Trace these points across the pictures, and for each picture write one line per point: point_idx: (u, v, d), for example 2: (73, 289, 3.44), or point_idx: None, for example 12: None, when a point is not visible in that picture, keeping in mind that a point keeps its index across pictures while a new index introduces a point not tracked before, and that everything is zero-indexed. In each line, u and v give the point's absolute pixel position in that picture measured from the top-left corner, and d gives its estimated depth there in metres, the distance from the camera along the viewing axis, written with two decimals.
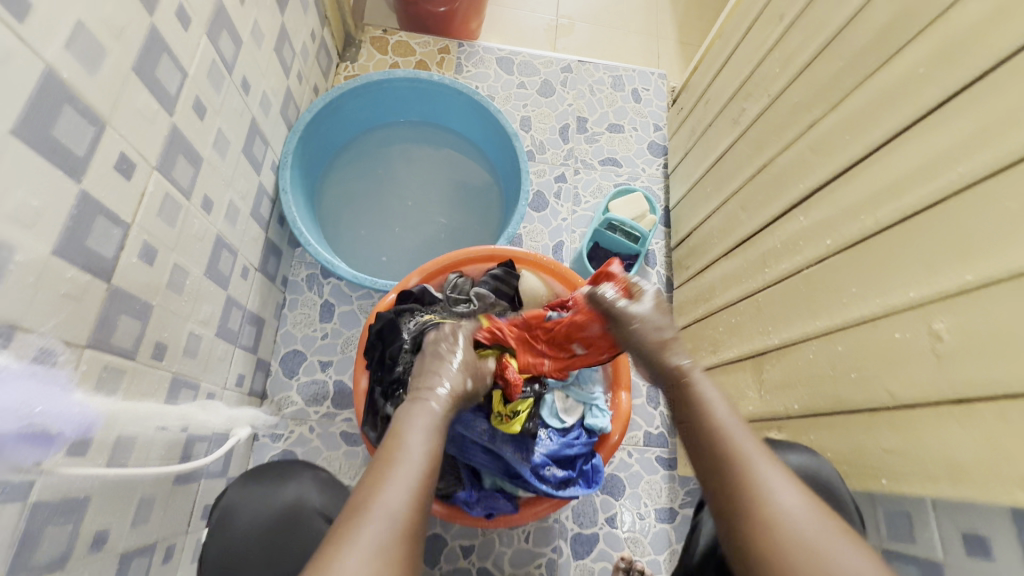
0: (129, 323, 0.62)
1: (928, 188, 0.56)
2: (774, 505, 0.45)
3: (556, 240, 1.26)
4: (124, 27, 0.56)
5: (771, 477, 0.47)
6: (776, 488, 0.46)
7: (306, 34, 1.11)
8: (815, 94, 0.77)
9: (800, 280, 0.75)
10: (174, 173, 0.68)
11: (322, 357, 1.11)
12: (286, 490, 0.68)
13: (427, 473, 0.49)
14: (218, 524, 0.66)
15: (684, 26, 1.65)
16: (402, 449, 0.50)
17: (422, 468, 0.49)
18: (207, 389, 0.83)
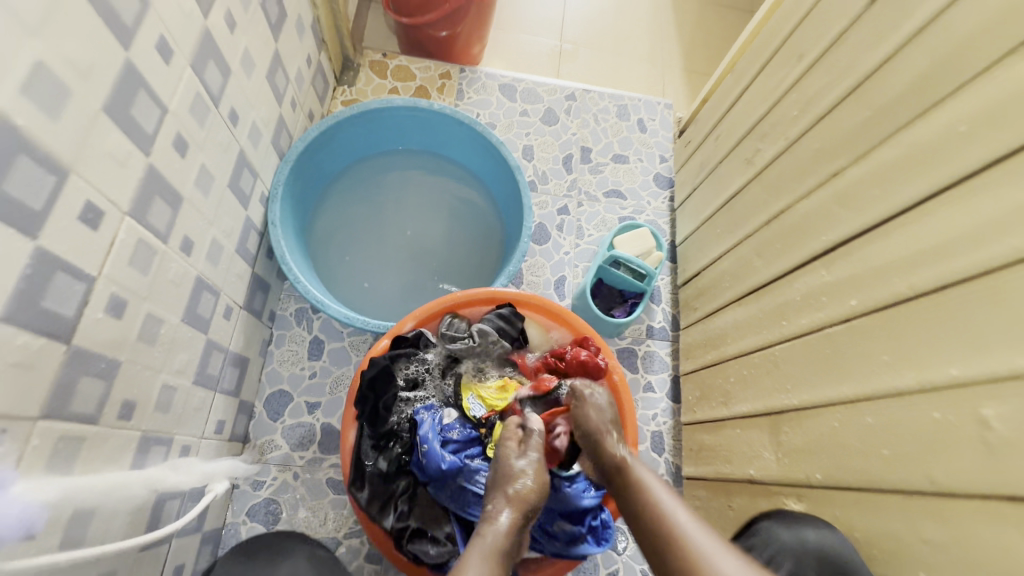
0: (90, 386, 0.56)
1: (968, 258, 0.52)
2: None
3: (558, 275, 1.21)
4: (94, 65, 0.51)
5: None
6: None
7: (302, 59, 1.07)
8: (837, 142, 0.72)
9: (821, 340, 0.70)
10: (148, 217, 0.63)
11: (310, 398, 1.05)
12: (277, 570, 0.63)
13: (498, 556, 0.57)
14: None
15: (690, 54, 1.62)
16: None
17: None
18: (181, 443, 0.76)
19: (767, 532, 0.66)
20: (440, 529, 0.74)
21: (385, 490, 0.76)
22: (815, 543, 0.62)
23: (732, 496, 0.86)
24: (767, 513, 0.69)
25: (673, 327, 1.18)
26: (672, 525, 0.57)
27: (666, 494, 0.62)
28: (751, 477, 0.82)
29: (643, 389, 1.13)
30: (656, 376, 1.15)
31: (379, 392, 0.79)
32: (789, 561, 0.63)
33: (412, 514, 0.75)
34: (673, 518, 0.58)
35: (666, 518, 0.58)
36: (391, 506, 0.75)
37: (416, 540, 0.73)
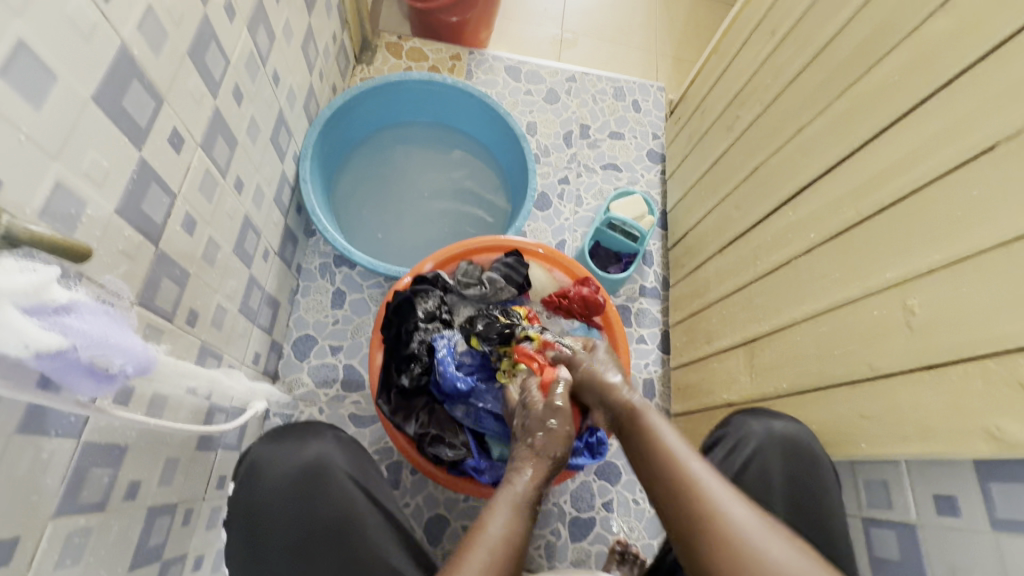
0: (170, 287, 0.66)
1: (901, 183, 0.64)
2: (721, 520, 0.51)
3: (558, 239, 1.32)
4: (183, 14, 0.62)
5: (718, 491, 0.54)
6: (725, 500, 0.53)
7: (328, 35, 1.18)
8: (803, 102, 0.84)
9: (788, 271, 0.82)
10: (213, 152, 0.73)
11: (333, 342, 1.15)
12: (309, 447, 0.72)
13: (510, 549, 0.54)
14: (247, 477, 0.70)
15: (682, 44, 1.75)
16: (484, 537, 0.54)
17: (499, 549, 0.54)
18: (229, 362, 0.87)
19: (737, 421, 0.77)
20: (456, 437, 0.86)
21: (407, 404, 0.87)
22: (782, 431, 0.73)
23: (713, 420, 0.97)
24: (744, 410, 0.80)
25: (664, 286, 1.29)
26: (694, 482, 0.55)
27: (678, 444, 0.60)
28: (730, 401, 0.93)
29: (636, 340, 1.23)
30: (647, 329, 1.25)
31: (404, 319, 0.89)
32: (758, 438, 0.73)
33: (431, 425, 0.86)
34: (686, 466, 0.56)
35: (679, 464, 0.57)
36: (413, 417, 0.85)
37: (434, 445, 0.84)
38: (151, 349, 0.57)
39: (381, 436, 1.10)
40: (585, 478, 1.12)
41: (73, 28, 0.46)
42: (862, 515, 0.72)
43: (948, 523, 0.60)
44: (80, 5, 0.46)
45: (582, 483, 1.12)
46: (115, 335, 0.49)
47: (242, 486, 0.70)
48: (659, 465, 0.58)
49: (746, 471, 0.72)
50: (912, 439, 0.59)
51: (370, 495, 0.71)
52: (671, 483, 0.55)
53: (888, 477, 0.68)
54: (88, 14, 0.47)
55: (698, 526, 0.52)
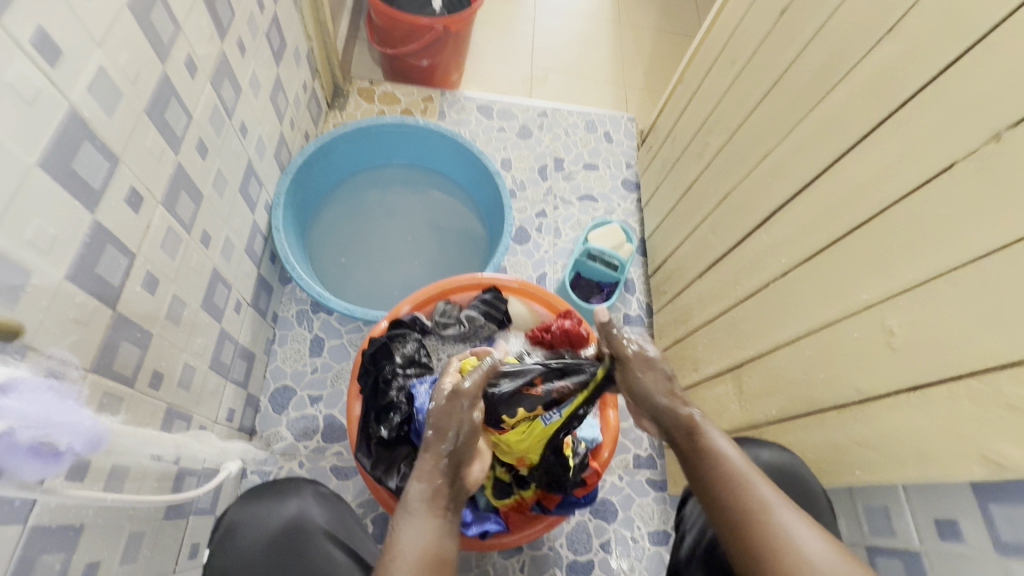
0: (130, 350, 0.63)
1: (865, 206, 0.64)
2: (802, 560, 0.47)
3: (539, 272, 1.31)
4: (139, 73, 0.61)
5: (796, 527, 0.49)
6: (801, 534, 0.49)
7: (298, 84, 1.18)
8: (766, 128, 0.85)
9: (768, 293, 0.81)
10: (177, 208, 0.72)
11: (312, 392, 1.11)
12: (284, 506, 0.68)
13: (430, 557, 0.49)
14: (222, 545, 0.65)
15: (649, 75, 1.80)
16: (403, 548, 0.49)
17: (422, 559, 0.49)
18: (199, 422, 0.83)
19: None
20: None
21: (388, 456, 0.82)
22: (770, 460, 0.69)
23: None
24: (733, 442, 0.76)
25: (649, 314, 1.28)
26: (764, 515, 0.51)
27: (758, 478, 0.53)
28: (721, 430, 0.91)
29: None
30: None
31: (380, 367, 0.86)
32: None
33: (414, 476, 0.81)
34: (752, 484, 0.53)
35: (744, 487, 0.53)
36: (395, 469, 0.81)
37: None
38: (99, 423, 0.56)
39: (365, 489, 1.06)
40: (581, 519, 1.08)
41: (15, 96, 0.45)
42: (867, 543, 0.68)
43: (954, 549, 0.57)
44: (22, 72, 0.46)
45: (578, 524, 1.07)
46: (56, 414, 0.48)
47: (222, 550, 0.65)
48: (722, 499, 0.53)
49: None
50: (907, 465, 0.57)
51: (356, 554, 0.66)
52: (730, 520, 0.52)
53: (889, 502, 0.64)
54: (32, 80, 0.46)
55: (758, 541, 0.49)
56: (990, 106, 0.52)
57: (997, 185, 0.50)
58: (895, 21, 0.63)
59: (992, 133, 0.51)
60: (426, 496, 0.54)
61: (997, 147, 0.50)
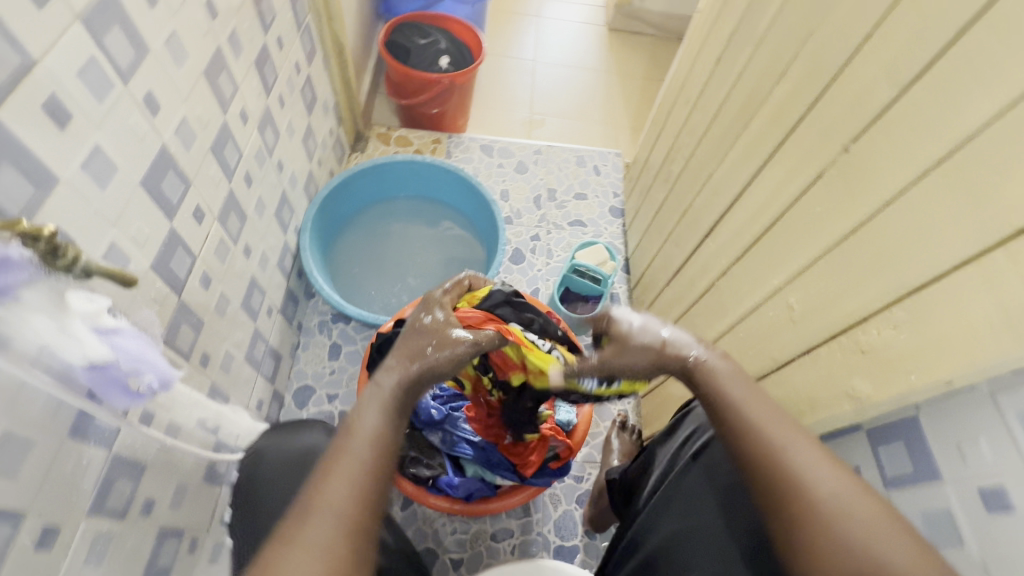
0: (188, 331, 0.80)
1: (773, 210, 0.79)
2: (814, 493, 0.52)
3: (532, 288, 1.47)
4: (208, 121, 0.81)
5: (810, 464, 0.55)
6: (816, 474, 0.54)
7: (326, 130, 1.41)
8: (710, 154, 1.01)
9: (714, 292, 0.95)
10: (228, 224, 0.91)
11: (330, 391, 1.27)
12: (298, 438, 0.81)
13: (377, 449, 0.56)
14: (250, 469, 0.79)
15: (636, 117, 2.00)
16: (357, 433, 0.57)
17: (370, 451, 0.56)
18: (235, 404, 0.99)
19: (694, 410, 0.78)
20: (433, 457, 0.95)
21: None
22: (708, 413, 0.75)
23: None
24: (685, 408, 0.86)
25: None
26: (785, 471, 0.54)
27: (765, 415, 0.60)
28: None
29: None
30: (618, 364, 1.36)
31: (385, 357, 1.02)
32: (710, 424, 0.73)
33: (410, 447, 0.94)
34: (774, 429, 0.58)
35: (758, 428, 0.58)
36: None
37: (414, 465, 0.93)
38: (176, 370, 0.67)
39: None
40: (567, 507, 1.18)
41: (131, 136, 0.65)
42: None
43: None
44: (137, 119, 0.65)
45: (565, 512, 1.17)
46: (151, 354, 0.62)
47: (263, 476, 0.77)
48: (739, 437, 0.59)
49: (696, 462, 0.71)
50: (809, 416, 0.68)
51: None
52: (745, 450, 0.58)
53: None
54: (142, 125, 0.66)
55: (773, 471, 0.55)
56: (833, 131, 0.67)
57: (848, 186, 0.64)
58: (786, 66, 0.78)
59: (841, 146, 0.65)
60: (387, 394, 0.61)
61: (845, 158, 0.65)
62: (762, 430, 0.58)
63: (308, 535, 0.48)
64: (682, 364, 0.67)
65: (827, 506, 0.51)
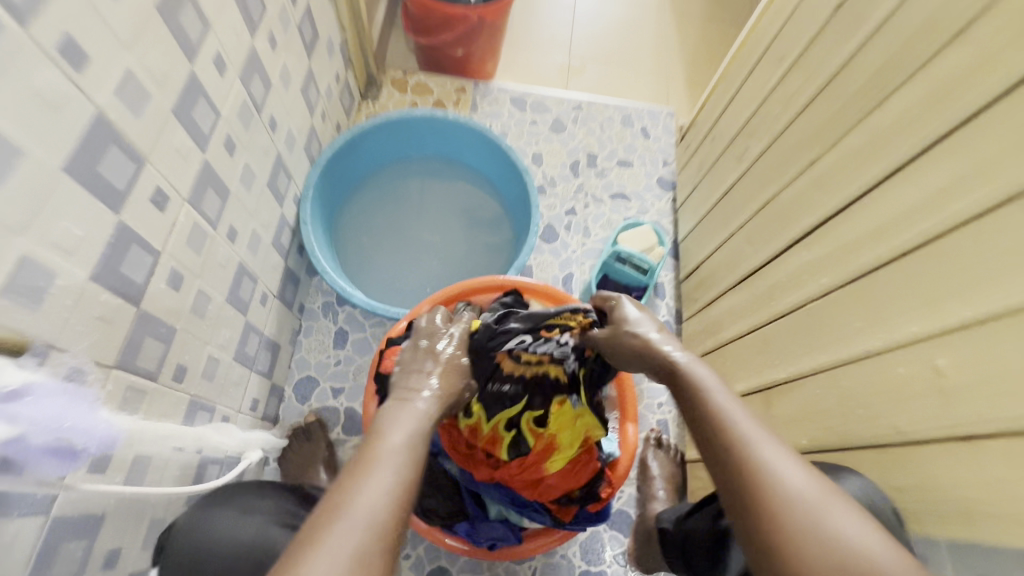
0: (153, 346, 0.65)
1: (918, 229, 0.58)
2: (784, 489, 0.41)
3: (565, 272, 1.28)
4: (168, 74, 0.61)
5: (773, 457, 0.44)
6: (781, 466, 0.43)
7: (331, 76, 1.18)
8: (816, 133, 0.79)
9: (802, 314, 0.76)
10: (203, 205, 0.73)
11: (335, 384, 1.13)
12: (242, 512, 0.66)
13: (410, 455, 0.48)
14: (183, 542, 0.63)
15: (691, 66, 1.71)
16: (385, 438, 0.49)
17: (404, 456, 0.47)
18: (222, 413, 0.85)
19: None
20: None
21: None
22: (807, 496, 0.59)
23: None
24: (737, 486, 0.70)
25: (677, 320, 1.24)
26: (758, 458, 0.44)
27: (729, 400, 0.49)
28: None
29: (648, 378, 1.18)
30: None
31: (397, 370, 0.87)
32: None
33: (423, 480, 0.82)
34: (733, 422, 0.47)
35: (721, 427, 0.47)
36: None
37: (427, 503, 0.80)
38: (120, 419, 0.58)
39: None
40: (595, 528, 1.06)
41: (42, 103, 0.46)
42: None
43: None
44: (49, 78, 0.46)
45: (592, 534, 1.05)
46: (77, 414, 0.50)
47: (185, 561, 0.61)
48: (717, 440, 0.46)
49: None
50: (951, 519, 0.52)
51: None
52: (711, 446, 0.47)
53: None
54: (58, 85, 0.47)
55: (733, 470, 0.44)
56: None
57: None
58: (968, 22, 0.55)
59: None
60: (412, 414, 0.53)
61: None
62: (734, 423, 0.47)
63: (333, 538, 0.39)
64: (661, 361, 0.57)
65: (798, 502, 0.41)
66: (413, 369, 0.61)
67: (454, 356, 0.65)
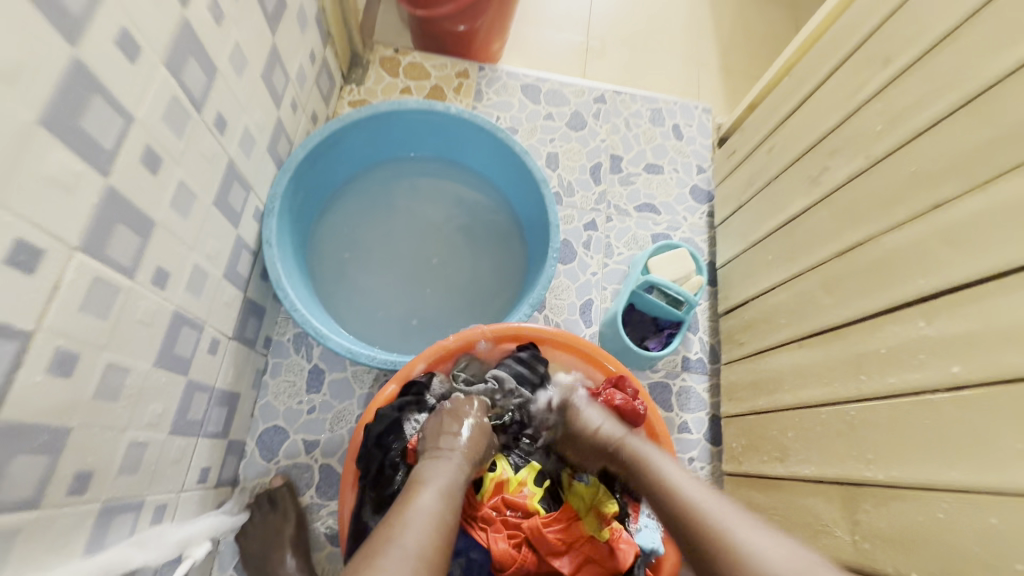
0: (27, 465, 0.45)
1: None
2: None
3: (584, 299, 1.09)
4: (25, 67, 0.40)
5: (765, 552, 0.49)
6: (773, 558, 0.48)
7: (304, 55, 0.95)
8: (945, 164, 0.60)
9: (920, 407, 0.59)
10: (109, 249, 0.52)
11: (308, 436, 0.94)
12: None
13: (439, 527, 0.52)
14: None
15: (727, 52, 1.49)
16: (414, 514, 0.52)
17: (428, 535, 0.51)
18: (154, 506, 0.66)
19: None
20: None
21: None
22: None
23: None
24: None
25: (712, 359, 1.06)
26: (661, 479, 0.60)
27: (702, 496, 0.56)
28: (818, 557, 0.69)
29: (678, 429, 1.00)
30: (692, 416, 1.02)
31: (387, 449, 0.68)
32: None
33: None
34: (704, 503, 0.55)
35: (676, 492, 0.58)
36: None
37: None
38: None
39: None
40: None
41: None
42: None
43: None
44: None
45: None
46: None
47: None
48: (693, 527, 0.54)
49: None
50: None
51: None
52: None
53: None
54: None
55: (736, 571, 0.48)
56: None
57: None
58: None
59: None
60: (449, 470, 0.60)
61: None
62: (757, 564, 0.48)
63: None
64: (616, 445, 0.67)
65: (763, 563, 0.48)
66: (443, 428, 0.65)
67: (477, 426, 0.66)
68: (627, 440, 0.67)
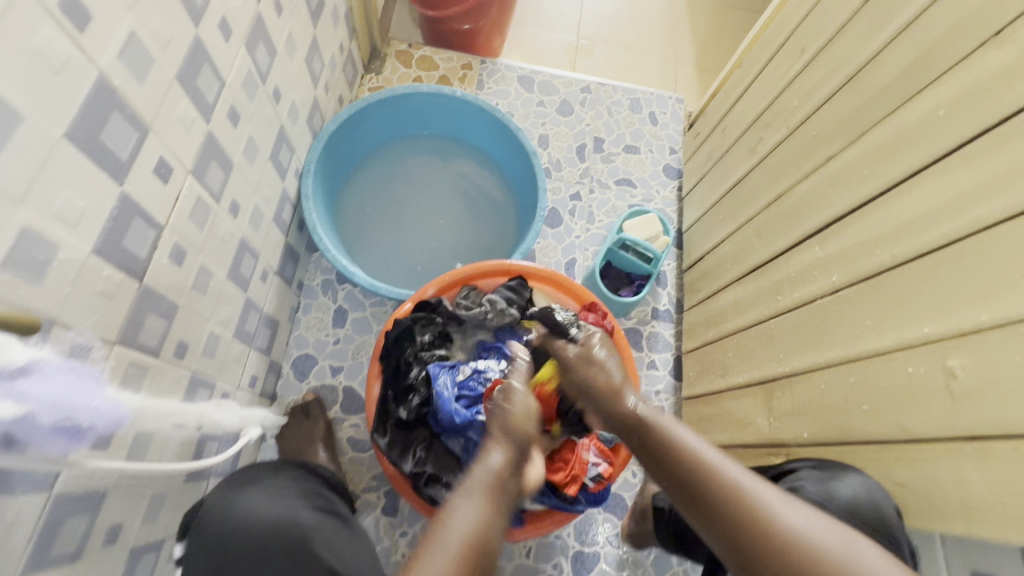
0: (155, 322, 0.63)
1: (939, 231, 0.58)
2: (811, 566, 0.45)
3: (568, 257, 1.27)
4: (172, 38, 0.59)
5: (741, 476, 0.52)
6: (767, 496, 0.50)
7: (336, 46, 1.14)
8: (835, 128, 0.78)
9: (812, 310, 0.75)
10: (206, 177, 0.70)
11: (333, 363, 1.12)
12: (245, 493, 0.66)
13: (476, 544, 0.50)
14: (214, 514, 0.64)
15: (702, 52, 1.68)
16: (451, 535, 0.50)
17: (467, 542, 0.50)
18: (222, 391, 0.84)
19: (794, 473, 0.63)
20: (454, 476, 0.79)
21: (404, 437, 0.81)
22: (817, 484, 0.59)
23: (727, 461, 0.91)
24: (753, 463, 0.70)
25: (678, 309, 1.23)
26: (697, 459, 0.54)
27: (676, 427, 0.58)
28: (745, 443, 0.87)
29: (647, 366, 1.17)
30: (659, 355, 1.18)
31: (404, 349, 0.85)
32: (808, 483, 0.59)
33: (428, 462, 0.80)
34: (684, 444, 0.56)
35: (653, 428, 0.59)
36: (410, 453, 0.80)
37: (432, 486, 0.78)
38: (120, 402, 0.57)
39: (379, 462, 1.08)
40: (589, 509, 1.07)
41: (44, 65, 0.43)
42: None
43: None
44: (52, 38, 0.43)
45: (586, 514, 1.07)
46: (79, 397, 0.49)
47: (210, 548, 0.61)
48: (654, 449, 0.57)
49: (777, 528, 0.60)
50: (952, 517, 0.53)
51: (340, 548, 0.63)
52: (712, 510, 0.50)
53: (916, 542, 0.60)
54: (61, 47, 0.44)
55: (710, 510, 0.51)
56: None
57: None
58: (1005, 24, 0.55)
59: None
60: (488, 477, 0.55)
61: None
62: (722, 480, 0.51)
63: None
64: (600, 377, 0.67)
65: (801, 542, 0.46)
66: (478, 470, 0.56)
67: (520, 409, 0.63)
68: (607, 368, 0.68)
